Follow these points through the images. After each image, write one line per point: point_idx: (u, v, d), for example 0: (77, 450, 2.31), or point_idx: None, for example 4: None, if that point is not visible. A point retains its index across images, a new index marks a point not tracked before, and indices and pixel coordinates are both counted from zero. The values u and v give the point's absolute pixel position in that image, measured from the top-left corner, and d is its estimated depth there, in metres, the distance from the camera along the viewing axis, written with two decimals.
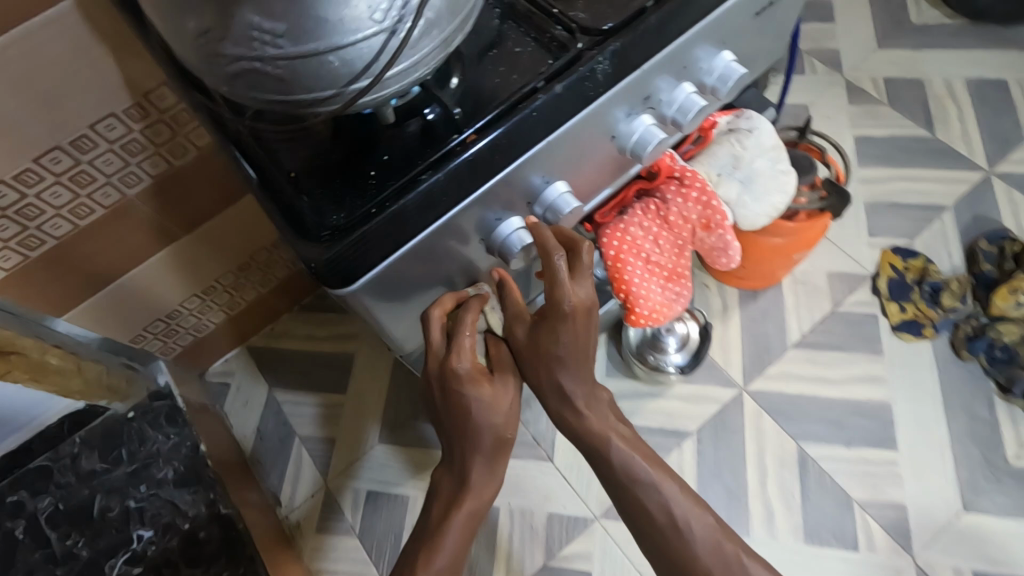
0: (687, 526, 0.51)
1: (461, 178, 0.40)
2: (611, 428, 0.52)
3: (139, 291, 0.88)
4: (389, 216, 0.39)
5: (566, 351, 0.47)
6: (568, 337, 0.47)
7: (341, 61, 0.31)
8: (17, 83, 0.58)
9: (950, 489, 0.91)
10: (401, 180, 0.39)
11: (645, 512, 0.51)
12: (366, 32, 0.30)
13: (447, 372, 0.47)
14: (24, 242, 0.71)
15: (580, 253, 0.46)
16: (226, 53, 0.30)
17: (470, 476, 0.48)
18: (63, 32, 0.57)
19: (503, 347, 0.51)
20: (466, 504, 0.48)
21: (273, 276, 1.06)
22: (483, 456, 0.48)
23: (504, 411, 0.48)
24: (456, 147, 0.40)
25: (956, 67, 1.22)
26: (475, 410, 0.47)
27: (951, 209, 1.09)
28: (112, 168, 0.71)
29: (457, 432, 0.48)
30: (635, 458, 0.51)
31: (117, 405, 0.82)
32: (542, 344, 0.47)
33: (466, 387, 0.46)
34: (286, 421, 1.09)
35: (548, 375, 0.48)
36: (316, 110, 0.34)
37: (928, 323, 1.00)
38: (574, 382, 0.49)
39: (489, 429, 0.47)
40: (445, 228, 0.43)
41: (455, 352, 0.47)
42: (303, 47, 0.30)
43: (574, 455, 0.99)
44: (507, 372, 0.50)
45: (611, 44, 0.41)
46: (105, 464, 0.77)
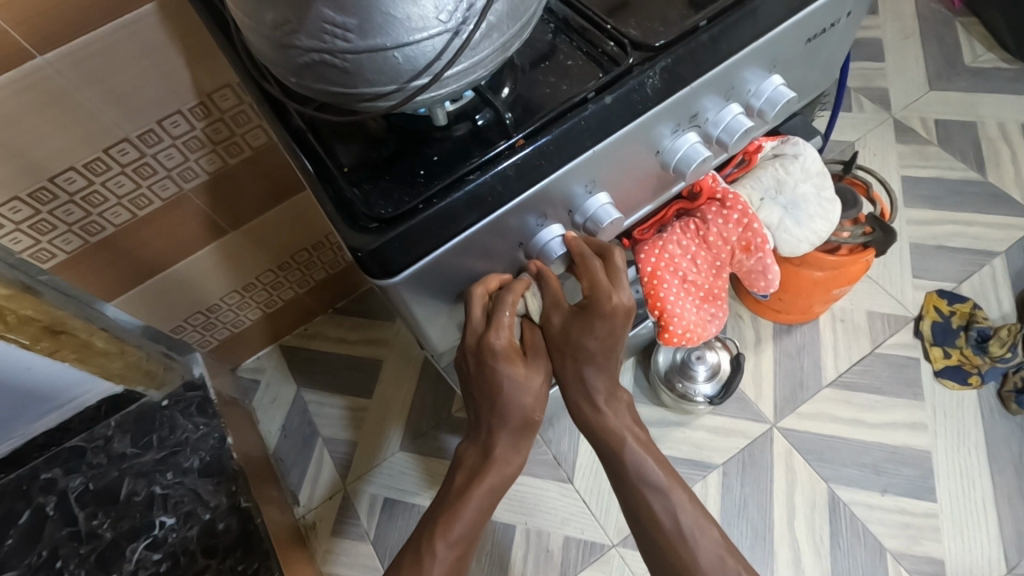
0: (693, 536, 0.52)
1: (507, 180, 0.41)
2: (625, 429, 0.53)
3: (185, 280, 0.91)
4: (434, 212, 0.40)
5: (598, 348, 0.48)
6: (602, 333, 0.48)
7: (404, 58, 0.32)
8: (95, 74, 0.62)
9: (994, 549, 0.86)
10: (448, 178, 0.40)
11: (653, 518, 0.53)
12: (431, 31, 0.32)
13: (483, 346, 0.47)
14: (85, 228, 0.75)
15: (614, 259, 0.47)
16: (299, 44, 0.32)
17: (493, 451, 0.51)
18: (142, 31, 0.61)
19: (538, 333, 0.50)
20: (487, 480, 0.51)
21: (311, 277, 1.09)
22: (509, 433, 0.50)
23: (534, 393, 0.49)
24: (504, 150, 0.41)
25: (1012, 112, 1.19)
26: (506, 388, 0.48)
27: (1003, 255, 1.06)
28: (173, 162, 0.75)
29: (489, 407, 0.50)
30: (647, 462, 0.53)
31: (153, 392, 0.88)
32: (576, 335, 0.48)
33: (500, 362, 0.47)
34: (311, 421, 1.11)
35: (577, 367, 0.50)
36: (374, 104, 0.35)
37: (974, 371, 0.96)
38: (599, 376, 0.50)
39: (517, 408, 0.49)
40: (492, 226, 0.43)
41: (493, 329, 0.46)
42: (370, 41, 0.31)
43: (595, 478, 0.97)
44: (540, 357, 0.49)
45: (661, 60, 0.42)
46: (135, 448, 0.82)
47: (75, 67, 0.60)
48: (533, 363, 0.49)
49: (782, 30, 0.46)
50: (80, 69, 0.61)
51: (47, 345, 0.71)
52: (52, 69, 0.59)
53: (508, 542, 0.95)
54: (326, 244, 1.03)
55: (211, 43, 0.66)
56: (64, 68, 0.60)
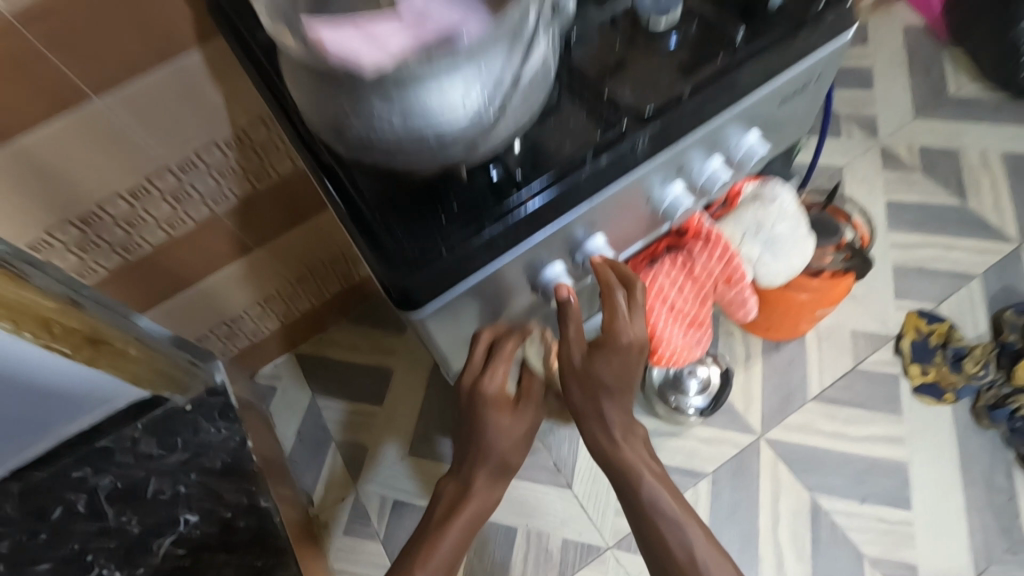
0: (704, 564, 0.57)
1: (517, 227, 0.47)
2: (640, 459, 0.59)
3: (212, 293, 0.98)
4: (455, 257, 0.46)
5: (613, 379, 0.53)
6: (617, 366, 0.53)
7: (438, 139, 0.38)
8: (143, 113, 0.68)
9: (964, 556, 0.92)
10: (467, 227, 0.46)
11: (665, 547, 0.58)
12: (462, 119, 0.37)
13: (477, 388, 0.55)
14: (125, 248, 0.81)
15: (636, 291, 0.53)
16: (350, 126, 0.37)
17: (472, 484, 0.58)
18: (186, 74, 0.68)
19: (532, 381, 0.58)
20: (466, 511, 0.57)
21: (326, 289, 1.15)
22: (487, 471, 0.58)
23: (513, 436, 0.57)
24: (515, 203, 0.47)
25: (993, 141, 1.26)
26: (492, 429, 0.55)
27: (980, 278, 1.12)
28: (207, 188, 0.82)
29: (473, 446, 0.57)
30: (660, 493, 0.59)
31: (177, 397, 0.94)
32: (596, 370, 0.52)
33: (491, 406, 0.54)
34: (325, 426, 1.17)
35: (595, 401, 0.54)
36: (408, 167, 0.41)
37: (949, 388, 1.02)
38: (614, 410, 0.55)
39: (498, 448, 0.56)
40: (499, 269, 0.50)
41: (488, 373, 0.54)
42: (412, 127, 0.37)
43: (592, 484, 1.04)
44: (529, 402, 0.57)
45: (652, 125, 0.48)
46: (160, 449, 0.92)
47: (125, 107, 0.67)
48: (520, 408, 0.57)
49: (762, 95, 0.52)
50: (130, 109, 0.67)
51: (88, 354, 0.77)
52: (105, 110, 0.66)
53: (510, 542, 1.01)
54: (342, 259, 1.09)
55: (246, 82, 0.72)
56: (116, 108, 0.66)
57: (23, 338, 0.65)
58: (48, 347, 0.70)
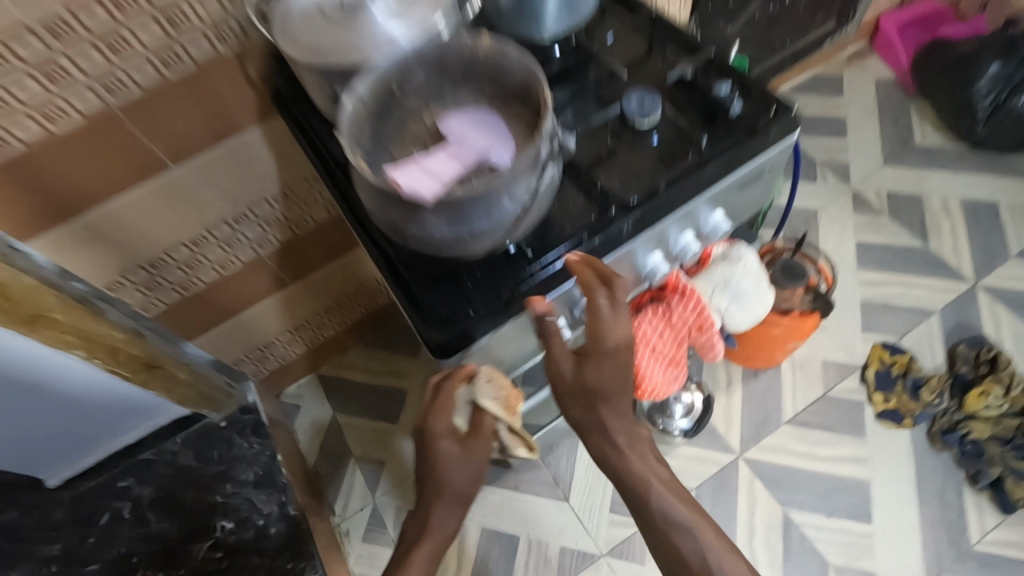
0: (713, 561, 0.64)
1: (528, 293, 0.59)
2: (648, 467, 0.66)
3: (250, 322, 1.10)
4: (481, 319, 0.58)
5: (614, 379, 0.61)
6: (608, 370, 0.61)
7: (474, 238, 0.50)
8: (210, 177, 0.81)
9: (918, 565, 1.03)
10: (490, 294, 0.59)
11: (677, 551, 0.66)
12: (493, 224, 0.50)
13: (431, 425, 0.64)
14: (183, 286, 0.94)
15: (617, 289, 0.58)
16: (409, 232, 0.50)
17: (433, 509, 0.67)
18: (248, 145, 0.80)
19: (482, 416, 0.65)
20: (429, 533, 0.67)
21: (348, 317, 1.27)
22: (445, 498, 0.67)
23: (462, 466, 0.65)
24: (528, 275, 0.59)
25: (954, 188, 1.39)
26: (443, 460, 0.64)
27: (938, 314, 1.24)
28: (255, 235, 0.94)
29: (431, 477, 0.66)
30: (669, 501, 0.66)
31: (213, 413, 1.14)
32: (589, 377, 0.61)
33: (437, 439, 0.64)
34: (346, 442, 1.28)
35: (595, 409, 0.62)
36: (449, 254, 0.53)
37: (908, 414, 1.14)
38: (612, 414, 0.63)
39: (451, 476, 0.65)
40: (515, 325, 0.63)
41: (438, 415, 0.64)
42: (455, 232, 0.49)
43: (588, 497, 1.15)
44: (477, 435, 0.65)
45: (635, 213, 0.60)
46: (198, 461, 1.11)
47: (196, 173, 0.79)
48: (470, 443, 0.65)
49: (725, 185, 0.63)
50: (200, 175, 0.80)
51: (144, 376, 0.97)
52: (180, 177, 0.78)
53: (513, 549, 1.12)
54: (364, 291, 1.21)
55: (297, 150, 0.85)
56: (188, 175, 0.79)
57: (94, 364, 0.87)
58: (111, 371, 0.90)
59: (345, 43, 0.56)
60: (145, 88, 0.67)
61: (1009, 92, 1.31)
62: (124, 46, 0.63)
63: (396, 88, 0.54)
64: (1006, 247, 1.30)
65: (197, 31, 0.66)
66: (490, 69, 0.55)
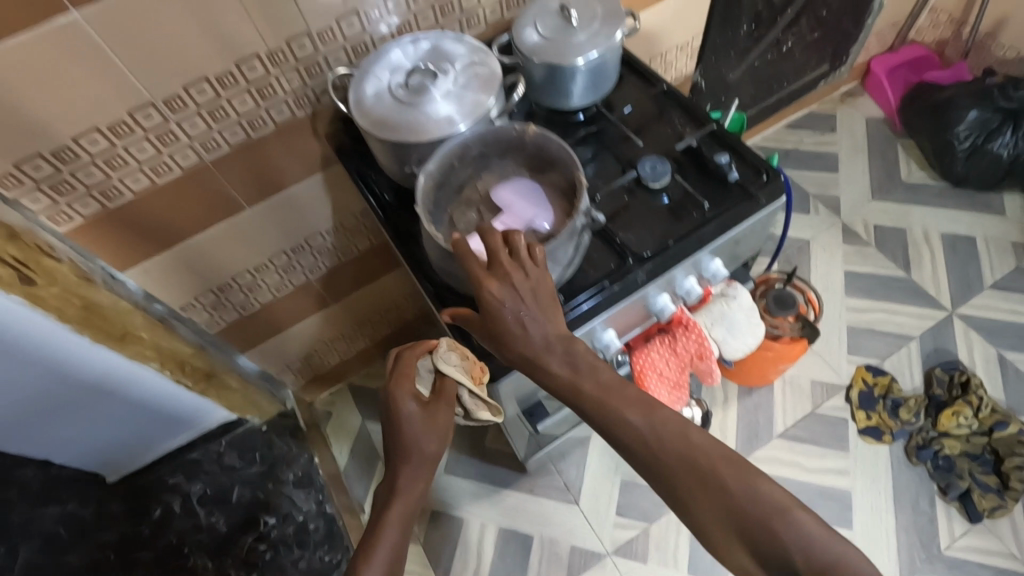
0: (659, 436, 0.55)
1: None
2: (584, 367, 0.59)
3: (294, 337, 1.22)
4: None
5: (524, 315, 0.58)
6: (510, 311, 0.58)
7: None
8: (277, 216, 0.93)
9: (893, 567, 1.14)
10: None
11: (630, 437, 0.56)
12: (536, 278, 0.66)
13: (392, 393, 0.66)
14: (243, 307, 1.06)
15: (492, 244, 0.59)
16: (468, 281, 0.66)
17: (400, 479, 0.66)
18: (311, 189, 0.93)
19: (445, 382, 0.68)
20: (398, 504, 0.65)
21: (379, 332, 1.39)
22: (412, 464, 0.66)
23: (426, 428, 0.66)
24: None
25: (936, 222, 1.50)
26: (409, 422, 0.65)
27: (917, 339, 1.36)
28: (307, 263, 1.06)
29: (396, 443, 0.66)
30: (608, 384, 0.58)
31: (255, 419, 1.26)
32: (494, 327, 0.59)
33: (400, 401, 0.65)
34: (374, 446, 1.40)
35: (514, 350, 0.59)
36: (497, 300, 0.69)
37: (887, 430, 1.25)
38: (537, 345, 0.58)
39: (416, 438, 0.66)
40: None
41: (399, 382, 0.66)
42: None
43: (596, 501, 1.26)
44: (443, 398, 0.67)
45: (647, 264, 0.71)
46: (242, 462, 1.22)
47: (265, 213, 0.91)
48: (432, 405, 0.67)
49: (724, 240, 0.73)
50: (268, 215, 0.92)
51: (201, 384, 1.10)
52: (252, 217, 0.90)
53: (527, 547, 1.24)
54: (395, 309, 1.33)
55: (351, 191, 0.97)
56: (258, 215, 0.91)
57: (163, 375, 1.02)
58: (176, 379, 1.04)
59: (417, 121, 0.69)
60: (232, 145, 0.79)
61: (985, 136, 1.42)
62: (222, 113, 0.75)
63: (457, 161, 0.70)
64: (982, 278, 1.41)
65: (281, 99, 0.78)
66: (533, 155, 0.72)
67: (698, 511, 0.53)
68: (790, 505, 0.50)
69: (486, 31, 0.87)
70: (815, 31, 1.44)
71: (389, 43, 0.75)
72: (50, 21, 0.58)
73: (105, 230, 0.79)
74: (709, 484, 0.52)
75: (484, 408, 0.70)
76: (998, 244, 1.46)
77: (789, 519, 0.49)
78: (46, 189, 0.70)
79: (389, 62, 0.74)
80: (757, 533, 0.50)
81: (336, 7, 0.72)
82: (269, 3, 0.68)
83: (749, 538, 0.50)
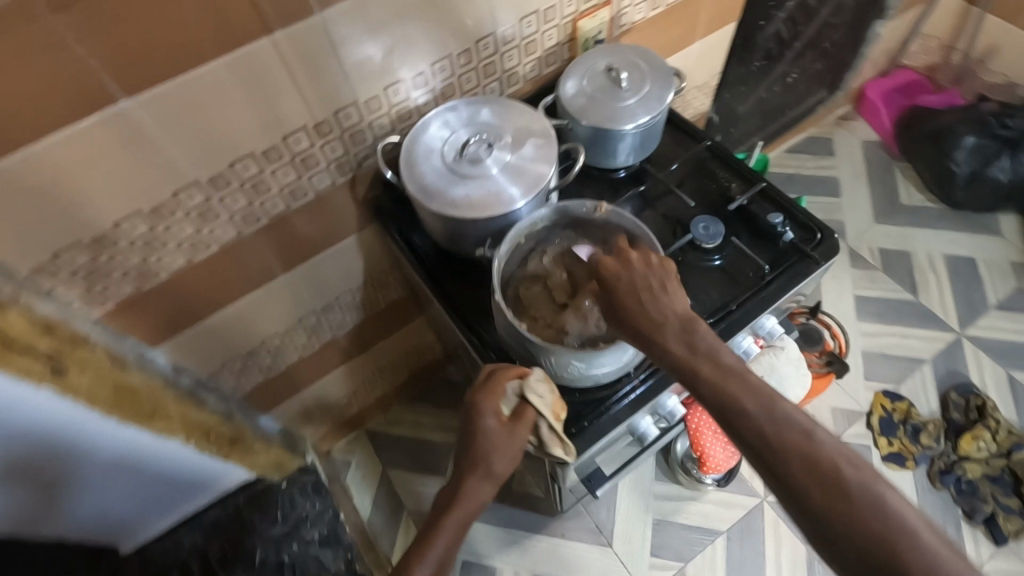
0: (786, 424, 0.49)
1: (632, 405, 0.68)
2: (702, 353, 0.54)
3: (317, 392, 1.18)
4: (586, 430, 0.67)
5: (641, 283, 0.57)
6: (625, 282, 0.58)
7: (592, 373, 0.64)
8: (309, 279, 0.90)
9: None
10: (598, 408, 0.68)
11: (749, 423, 0.50)
12: (610, 363, 0.63)
13: (474, 404, 0.62)
14: (268, 369, 1.02)
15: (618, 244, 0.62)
16: (538, 362, 0.65)
17: (463, 488, 0.62)
18: (345, 250, 0.90)
19: (528, 410, 0.62)
20: (456, 512, 0.61)
21: (398, 377, 1.35)
22: (476, 478, 0.62)
23: (501, 449, 0.61)
24: (628, 389, 0.69)
25: (937, 245, 1.54)
26: (484, 438, 0.61)
27: (930, 362, 1.39)
28: (335, 320, 1.02)
29: (465, 455, 0.63)
30: (730, 370, 0.52)
31: (274, 476, 1.07)
32: (615, 302, 0.58)
33: (481, 414, 0.61)
34: (397, 495, 1.36)
35: (632, 323, 0.56)
36: (567, 381, 0.66)
37: (909, 456, 1.28)
38: (659, 313, 0.56)
39: (488, 455, 0.61)
40: (620, 432, 0.70)
41: (482, 394, 0.62)
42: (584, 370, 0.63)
43: (629, 543, 1.25)
44: (522, 424, 0.62)
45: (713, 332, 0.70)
46: (266, 521, 1.02)
47: (297, 278, 0.88)
48: (512, 429, 0.62)
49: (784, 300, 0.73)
50: (300, 279, 0.88)
51: (225, 450, 0.95)
52: (285, 283, 0.87)
53: None
54: (416, 354, 1.30)
55: (384, 249, 0.94)
56: (291, 281, 0.87)
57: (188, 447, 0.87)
58: (200, 450, 0.90)
59: (476, 197, 0.67)
60: (272, 217, 0.76)
61: (984, 163, 1.48)
62: (264, 186, 0.72)
63: (523, 242, 0.68)
64: (986, 300, 1.46)
65: (323, 168, 0.75)
66: (596, 230, 0.69)
67: (812, 515, 0.46)
68: (923, 529, 0.43)
69: (524, 88, 0.87)
70: (819, 61, 1.47)
71: (425, 118, 0.74)
72: (102, 113, 0.55)
73: (137, 310, 0.74)
74: (833, 492, 0.46)
75: (559, 446, 0.64)
76: (998, 265, 1.50)
77: (919, 546, 0.43)
78: (83, 276, 0.66)
79: (429, 136, 0.72)
80: (884, 564, 0.43)
81: (385, 76, 0.71)
82: (320, 79, 0.66)
83: (872, 559, 0.44)
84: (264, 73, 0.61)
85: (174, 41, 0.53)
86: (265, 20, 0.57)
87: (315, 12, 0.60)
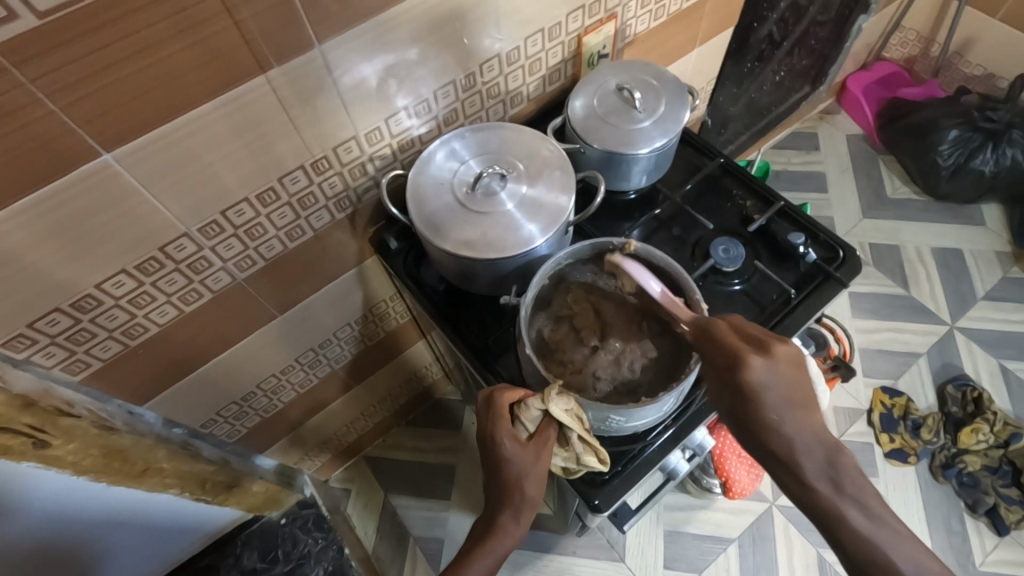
0: None
1: (665, 444, 0.66)
2: None
3: (314, 426, 1.12)
4: (621, 474, 0.64)
5: (788, 395, 0.49)
6: (774, 398, 0.49)
7: (628, 422, 0.61)
8: (307, 317, 0.84)
9: None
10: (630, 450, 0.65)
11: None
12: (648, 412, 0.60)
13: (492, 429, 0.58)
14: (264, 409, 0.96)
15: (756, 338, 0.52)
16: None
17: (497, 516, 0.57)
18: (344, 284, 0.85)
19: (549, 426, 0.57)
20: (491, 541, 0.56)
21: (397, 402, 1.30)
22: (509, 504, 0.57)
23: (530, 468, 0.57)
24: (660, 427, 0.66)
25: (925, 237, 1.56)
26: (511, 459, 0.57)
27: (925, 355, 1.41)
28: (334, 353, 0.97)
29: (496, 483, 0.58)
30: None
31: (272, 513, 0.88)
32: (753, 418, 0.49)
33: (501, 439, 0.57)
34: (401, 522, 1.31)
35: (772, 444, 0.49)
36: (601, 429, 0.63)
37: (912, 451, 1.29)
38: (807, 438, 0.49)
39: (515, 477, 0.57)
40: (653, 473, 0.67)
41: (498, 417, 0.58)
42: (621, 419, 0.60)
43: (642, 556, 1.24)
44: (545, 442, 0.57)
45: None
46: (263, 563, 0.84)
47: (294, 317, 0.82)
48: (533, 448, 0.57)
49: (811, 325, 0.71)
50: (295, 318, 0.82)
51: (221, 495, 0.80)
52: (282, 323, 0.81)
53: None
54: (414, 378, 1.25)
55: (385, 278, 0.89)
56: (287, 321, 0.82)
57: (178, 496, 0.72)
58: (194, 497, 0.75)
59: (493, 234, 0.63)
60: (269, 260, 0.70)
61: (967, 155, 1.49)
62: (260, 231, 0.66)
63: (551, 280, 0.66)
64: (975, 291, 1.48)
65: (321, 206, 0.70)
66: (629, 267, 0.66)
67: None
68: None
69: (527, 107, 0.83)
70: (806, 58, 1.46)
71: (430, 145, 0.69)
72: (83, 168, 0.49)
73: (124, 370, 0.68)
74: None
75: (592, 453, 0.59)
76: (984, 255, 1.53)
77: None
78: (63, 341, 0.60)
79: (436, 167, 0.67)
80: None
81: (386, 106, 0.66)
82: (318, 115, 0.60)
83: None
84: (258, 114, 0.56)
85: (159, 87, 0.48)
86: (260, 59, 0.52)
87: (314, 45, 0.55)
